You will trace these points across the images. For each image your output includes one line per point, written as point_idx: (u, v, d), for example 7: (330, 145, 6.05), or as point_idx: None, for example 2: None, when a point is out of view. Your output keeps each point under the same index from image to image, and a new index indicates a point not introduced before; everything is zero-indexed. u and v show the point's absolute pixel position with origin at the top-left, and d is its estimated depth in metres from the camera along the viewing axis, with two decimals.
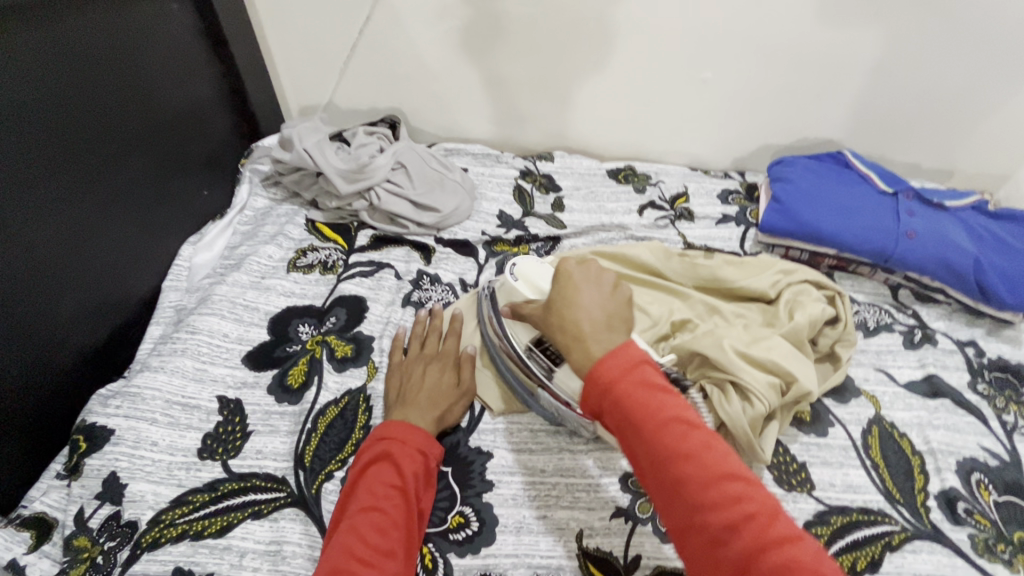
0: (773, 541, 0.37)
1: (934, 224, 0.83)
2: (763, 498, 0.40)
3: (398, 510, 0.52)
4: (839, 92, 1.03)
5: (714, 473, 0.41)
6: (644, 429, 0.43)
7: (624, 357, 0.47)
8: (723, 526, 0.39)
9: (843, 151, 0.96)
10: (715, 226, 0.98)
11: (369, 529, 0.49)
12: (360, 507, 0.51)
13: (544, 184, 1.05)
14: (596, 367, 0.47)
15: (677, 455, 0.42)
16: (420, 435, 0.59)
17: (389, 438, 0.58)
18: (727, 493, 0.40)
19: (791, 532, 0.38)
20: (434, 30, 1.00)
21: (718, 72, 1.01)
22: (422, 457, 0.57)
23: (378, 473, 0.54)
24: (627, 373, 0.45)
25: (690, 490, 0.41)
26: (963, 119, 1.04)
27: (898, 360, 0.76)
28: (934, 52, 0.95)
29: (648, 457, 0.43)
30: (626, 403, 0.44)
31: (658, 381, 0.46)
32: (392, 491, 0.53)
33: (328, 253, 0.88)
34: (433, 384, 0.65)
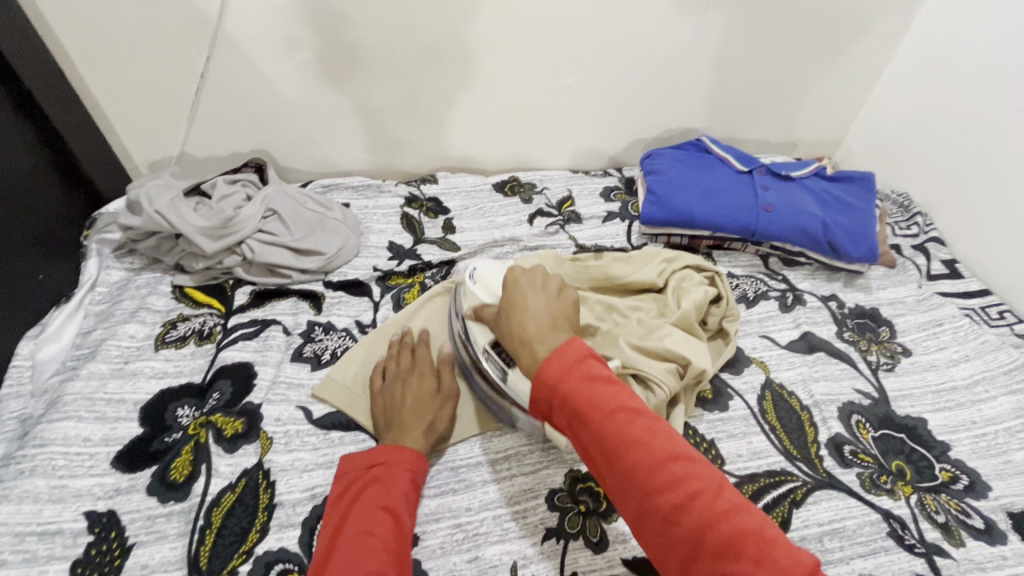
0: (718, 515, 0.38)
1: (786, 195, 0.92)
2: (707, 475, 0.41)
3: (390, 532, 0.50)
4: (689, 84, 1.11)
5: (660, 458, 0.42)
6: (593, 422, 0.45)
7: (567, 355, 0.49)
8: (673, 506, 0.40)
9: (701, 138, 1.03)
10: (602, 224, 1.02)
11: (361, 553, 0.46)
12: (353, 531, 0.49)
13: (431, 208, 1.03)
14: (543, 369, 0.49)
15: (625, 441, 0.43)
16: (410, 454, 0.59)
17: (379, 462, 0.58)
18: (673, 474, 0.41)
19: (737, 503, 0.39)
20: (286, 65, 0.95)
21: (579, 77, 1.05)
22: (412, 477, 0.57)
23: (368, 495, 0.54)
24: (571, 370, 0.48)
25: (638, 476, 0.42)
26: (793, 97, 1.17)
27: (777, 324, 0.83)
28: (759, 39, 1.06)
29: (598, 446, 0.44)
30: (577, 399, 0.46)
31: (604, 375, 0.48)
32: (383, 514, 0.51)
33: (202, 320, 0.80)
34: (416, 396, 0.66)
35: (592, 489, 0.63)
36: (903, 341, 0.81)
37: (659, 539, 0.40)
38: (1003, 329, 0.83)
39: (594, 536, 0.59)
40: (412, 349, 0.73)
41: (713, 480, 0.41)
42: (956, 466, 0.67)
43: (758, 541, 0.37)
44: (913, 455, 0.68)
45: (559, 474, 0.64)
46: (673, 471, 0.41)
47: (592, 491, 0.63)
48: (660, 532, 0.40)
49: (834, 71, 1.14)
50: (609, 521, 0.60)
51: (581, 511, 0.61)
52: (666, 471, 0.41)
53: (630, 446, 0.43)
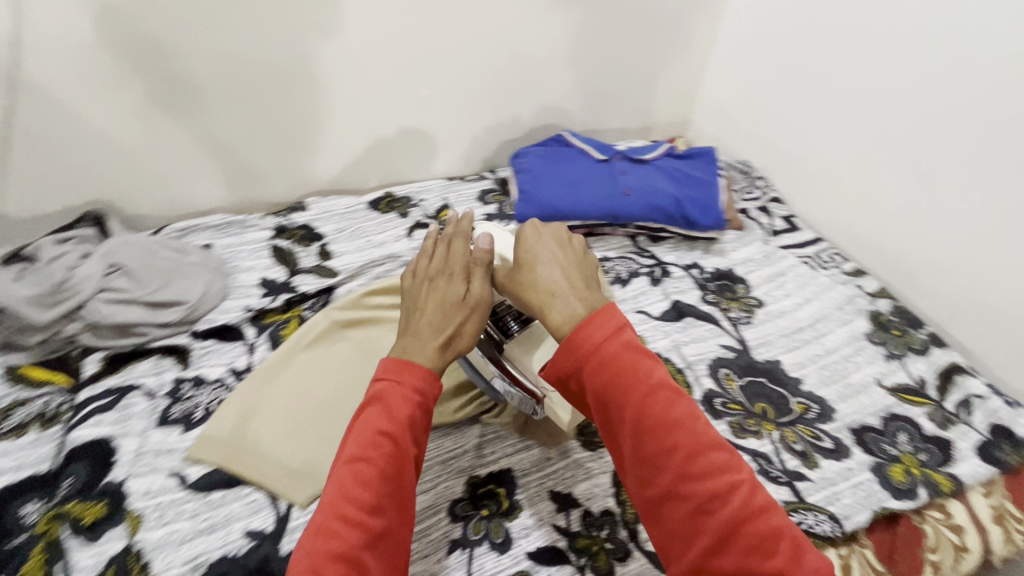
0: (754, 510, 0.42)
1: (642, 177, 0.98)
2: (742, 470, 0.44)
3: (386, 457, 0.46)
4: (543, 83, 1.15)
5: (701, 446, 0.44)
6: (636, 397, 0.45)
7: (602, 323, 0.49)
8: (710, 495, 0.42)
9: (561, 133, 1.08)
10: (481, 227, 1.03)
11: (353, 485, 0.45)
12: (347, 458, 0.47)
13: (303, 236, 0.99)
14: (580, 332, 0.49)
15: (668, 423, 0.44)
16: (421, 370, 0.52)
17: (384, 377, 0.51)
18: (713, 462, 0.43)
19: (765, 500, 0.43)
20: (108, 105, 0.86)
21: (435, 87, 1.06)
22: (420, 397, 0.51)
23: (369, 418, 0.49)
24: (614, 340, 0.48)
25: (679, 459, 0.43)
26: (639, 86, 1.26)
27: (650, 298, 0.89)
28: (598, 35, 1.13)
29: (634, 421, 0.45)
30: (618, 373, 0.46)
31: (645, 350, 0.49)
32: (381, 438, 0.47)
33: (45, 401, 0.71)
34: (438, 303, 0.58)
35: (493, 492, 0.64)
36: (757, 295, 0.90)
37: (684, 522, 0.43)
38: (834, 270, 0.94)
39: (498, 537, 0.60)
40: (446, 243, 0.64)
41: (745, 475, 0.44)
42: (808, 398, 0.75)
43: (787, 540, 0.41)
44: (773, 395, 0.76)
45: (459, 484, 0.64)
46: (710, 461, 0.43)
47: (493, 493, 0.64)
48: (687, 516, 0.42)
49: (670, 58, 1.24)
50: (510, 520, 0.61)
51: (485, 515, 0.62)
52: (707, 460, 0.43)
53: (670, 428, 0.44)
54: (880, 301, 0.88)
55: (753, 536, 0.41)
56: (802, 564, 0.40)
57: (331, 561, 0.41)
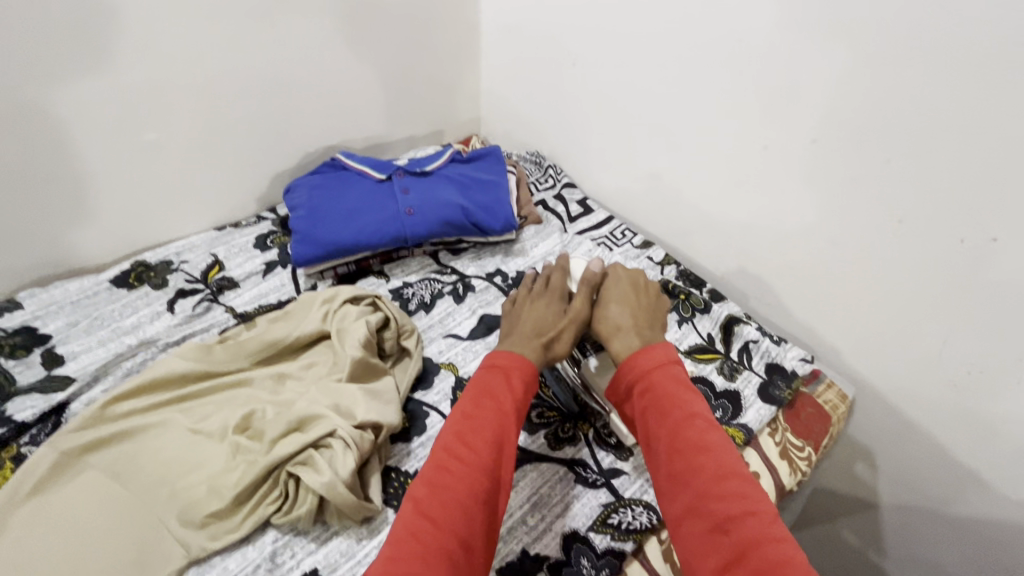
0: (770, 537, 0.43)
1: (426, 191, 0.92)
2: (770, 504, 0.46)
3: (481, 443, 0.51)
4: (305, 102, 1.03)
5: (725, 471, 0.48)
6: (672, 413, 0.53)
7: (657, 355, 0.59)
8: (726, 515, 0.45)
9: (336, 156, 0.98)
10: (263, 279, 0.90)
11: (453, 447, 0.51)
12: (449, 429, 0.54)
13: (18, 344, 0.78)
14: (637, 359, 0.59)
15: (697, 444, 0.50)
16: (524, 363, 0.60)
17: (492, 364, 0.60)
18: (732, 486, 0.47)
19: (789, 537, 0.44)
20: None
21: (159, 130, 0.88)
22: (527, 385, 0.59)
23: (481, 391, 0.57)
24: (662, 367, 0.58)
25: (702, 477, 0.48)
26: (419, 88, 1.19)
27: (457, 318, 0.84)
28: (351, 44, 1.03)
29: (669, 438, 0.52)
30: (661, 392, 0.55)
31: (690, 383, 0.57)
32: (489, 413, 0.54)
33: None
34: (540, 315, 0.69)
35: None
36: None
37: (700, 544, 0.45)
38: (625, 246, 0.98)
39: None
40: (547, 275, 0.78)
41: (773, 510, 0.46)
42: None
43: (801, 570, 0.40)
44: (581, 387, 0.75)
45: None
46: (732, 486, 0.47)
47: None
48: (707, 535, 0.45)
49: (441, 58, 1.19)
50: None
51: None
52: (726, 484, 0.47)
53: (698, 451, 0.50)
54: (667, 268, 0.93)
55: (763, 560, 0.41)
56: None
57: (416, 515, 0.46)
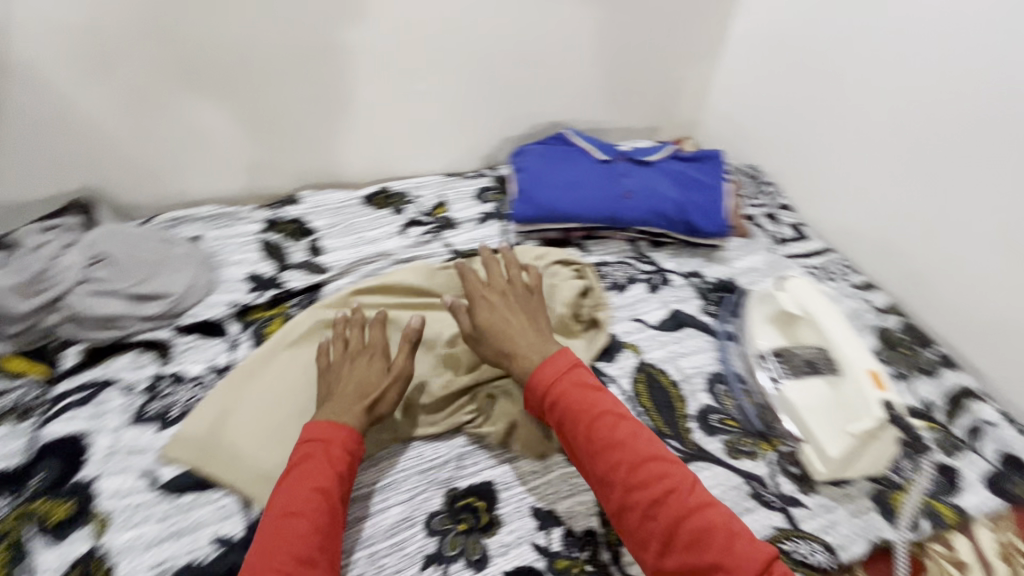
0: (689, 511, 0.49)
1: (644, 180, 0.95)
2: (684, 475, 0.52)
3: (338, 477, 0.55)
4: (550, 78, 1.12)
5: (643, 459, 0.53)
6: (583, 421, 0.55)
7: (553, 367, 0.60)
8: (650, 503, 0.50)
9: (564, 131, 1.05)
10: (478, 227, 1.00)
11: (302, 529, 0.51)
12: (281, 510, 0.52)
13: (294, 230, 0.97)
14: (535, 376, 0.60)
15: (612, 443, 0.54)
16: (348, 432, 0.59)
17: (318, 437, 0.58)
18: (651, 472, 0.52)
19: (705, 501, 0.51)
20: (96, 92, 0.85)
21: (433, 81, 1.03)
22: (349, 456, 0.58)
23: (308, 472, 0.55)
24: (564, 375, 0.59)
25: (624, 473, 0.52)
26: (650, 82, 1.22)
27: (647, 306, 0.86)
28: (606, 30, 1.09)
29: (587, 446, 0.55)
30: (566, 400, 0.57)
31: (590, 382, 0.59)
32: (314, 494, 0.53)
33: (23, 393, 0.70)
34: (364, 373, 0.65)
35: (473, 505, 0.62)
36: None
37: (638, 532, 0.51)
38: (841, 282, 0.91)
39: (475, 554, 0.58)
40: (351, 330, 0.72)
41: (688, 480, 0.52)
42: None
43: (730, 538, 0.48)
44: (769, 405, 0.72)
45: (439, 497, 0.62)
46: (655, 468, 0.52)
47: (473, 507, 0.61)
48: (640, 525, 0.51)
49: (681, 59, 1.21)
50: (489, 535, 0.59)
51: (462, 530, 0.60)
52: (651, 471, 0.52)
53: (617, 447, 0.54)
54: (890, 316, 0.85)
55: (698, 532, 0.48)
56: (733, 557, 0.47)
57: (301, 525, 0.51)
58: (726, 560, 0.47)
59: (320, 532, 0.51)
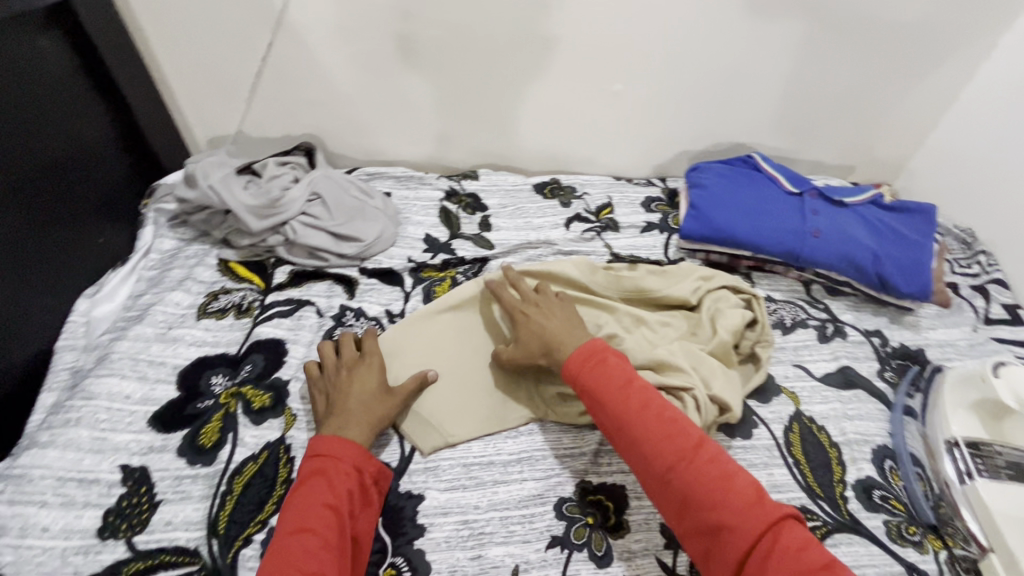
0: (705, 475, 0.50)
1: (836, 221, 0.88)
2: (701, 443, 0.53)
3: (346, 494, 0.55)
4: (748, 97, 1.08)
5: (658, 430, 0.54)
6: (606, 398, 0.58)
7: (585, 346, 0.63)
8: (667, 469, 0.52)
9: (752, 155, 1.00)
10: (641, 234, 1.00)
11: (304, 553, 0.48)
12: (290, 528, 0.51)
13: (469, 204, 1.04)
14: (566, 359, 0.63)
15: (631, 416, 0.56)
16: (357, 449, 0.59)
17: (319, 455, 0.57)
18: (666, 442, 0.53)
19: (721, 466, 0.51)
20: (342, 54, 0.98)
21: (630, 83, 1.04)
22: (357, 473, 0.57)
23: (312, 490, 0.54)
24: (588, 357, 0.61)
25: (642, 443, 0.54)
26: (857, 118, 1.13)
27: (814, 354, 0.80)
28: (824, 57, 1.02)
29: (611, 421, 0.57)
30: (592, 379, 0.59)
31: (613, 360, 0.61)
32: (325, 511, 0.52)
33: (242, 295, 0.83)
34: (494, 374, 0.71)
35: (603, 503, 0.63)
36: None
37: (661, 498, 0.52)
38: None
39: (599, 549, 0.59)
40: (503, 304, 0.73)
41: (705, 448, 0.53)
42: None
43: (740, 501, 0.48)
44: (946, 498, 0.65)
45: (571, 485, 0.64)
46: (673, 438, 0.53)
47: (602, 505, 0.62)
48: (661, 490, 0.52)
49: (902, 96, 1.10)
50: (615, 537, 0.60)
51: (589, 523, 0.61)
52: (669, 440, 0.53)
53: (641, 417, 0.55)
54: None
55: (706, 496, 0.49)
56: (741, 517, 0.47)
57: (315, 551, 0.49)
58: (730, 519, 0.47)
59: (329, 549, 0.50)
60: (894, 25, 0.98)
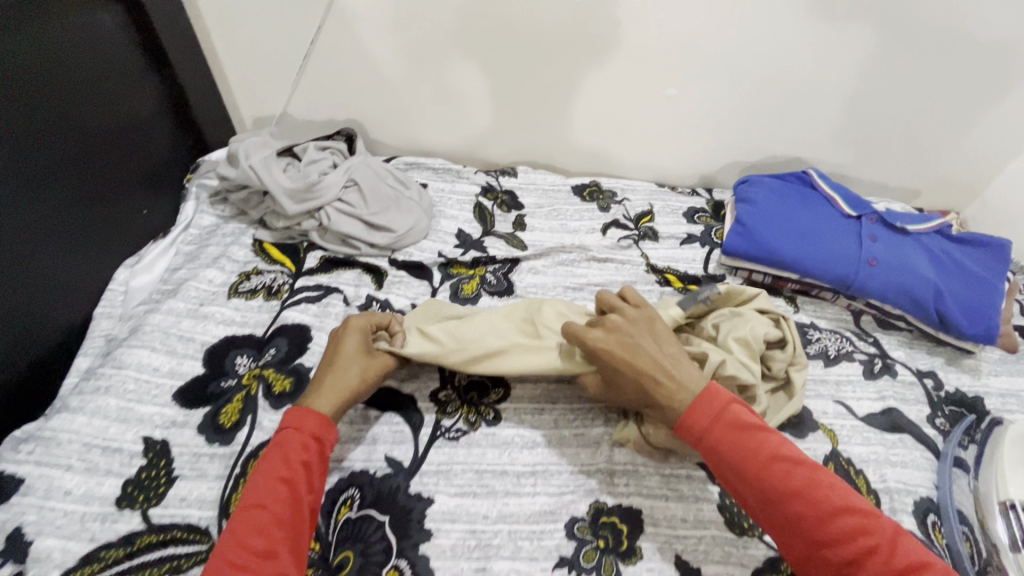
0: (899, 571, 0.42)
1: (896, 250, 0.82)
2: (884, 528, 0.45)
3: (301, 465, 0.53)
4: (808, 110, 1.02)
5: (827, 511, 0.46)
6: (751, 474, 0.49)
7: (708, 405, 0.53)
8: (845, 560, 0.44)
9: (808, 171, 0.94)
10: (679, 246, 0.96)
11: (247, 530, 0.47)
12: (247, 502, 0.50)
13: (506, 201, 1.02)
14: (686, 419, 0.54)
15: (787, 495, 0.47)
16: (316, 417, 0.56)
17: (285, 426, 0.56)
18: (842, 528, 0.45)
19: (915, 559, 0.43)
20: (390, 41, 0.96)
21: (682, 87, 1.00)
22: (316, 443, 0.55)
23: (269, 462, 0.53)
24: (718, 418, 0.53)
25: (806, 527, 0.46)
26: (928, 140, 1.05)
27: (858, 391, 0.75)
28: (897, 72, 0.95)
29: (757, 498, 0.49)
30: (728, 446, 0.51)
31: (748, 420, 0.52)
32: (279, 485, 0.50)
33: (273, 277, 0.84)
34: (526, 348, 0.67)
35: (616, 525, 0.60)
36: None
37: None
38: None
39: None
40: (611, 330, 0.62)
41: (887, 531, 0.45)
42: None
43: None
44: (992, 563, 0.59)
45: (584, 503, 0.62)
46: (849, 523, 0.45)
47: (615, 527, 0.60)
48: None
49: (986, 119, 1.01)
50: (627, 564, 0.57)
51: (599, 547, 0.58)
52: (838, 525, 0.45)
53: (798, 496, 0.47)
54: None
55: None
56: None
57: (257, 534, 0.47)
58: None
59: (282, 527, 0.49)
60: (981, 42, 0.90)
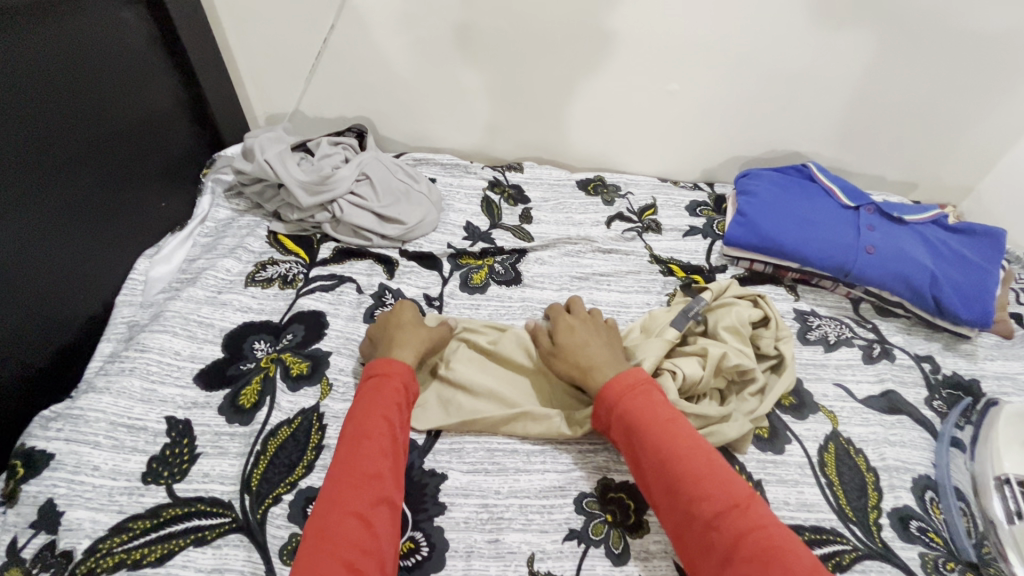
0: (751, 525, 0.46)
1: (893, 239, 0.84)
2: (748, 495, 0.49)
3: (396, 405, 0.58)
4: (808, 106, 1.05)
5: (704, 472, 0.50)
6: (647, 435, 0.54)
7: (627, 380, 0.59)
8: (711, 513, 0.47)
9: (807, 164, 0.97)
10: (682, 238, 0.98)
11: (361, 456, 0.52)
12: (351, 434, 0.54)
13: (512, 195, 1.05)
14: (605, 388, 0.60)
15: (673, 454, 0.52)
16: (403, 367, 0.62)
17: (376, 372, 0.61)
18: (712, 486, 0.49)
19: (769, 521, 0.47)
20: (400, 38, 0.99)
21: (685, 83, 1.02)
22: (406, 389, 0.60)
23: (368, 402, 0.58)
24: (631, 390, 0.58)
25: (683, 483, 0.50)
26: (925, 134, 1.08)
27: (857, 375, 0.77)
28: (895, 67, 0.98)
29: (650, 458, 0.53)
30: (633, 411, 0.56)
31: (656, 398, 0.58)
32: (382, 420, 0.55)
33: (288, 267, 0.86)
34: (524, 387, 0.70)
35: (623, 500, 0.62)
36: None
37: (698, 542, 0.47)
38: None
39: (616, 547, 0.58)
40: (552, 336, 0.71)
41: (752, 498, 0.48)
42: None
43: (782, 553, 0.43)
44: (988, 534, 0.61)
45: (592, 480, 0.64)
46: (717, 483, 0.49)
47: (623, 502, 0.62)
48: (699, 533, 0.47)
49: (982, 113, 1.03)
50: (634, 536, 0.59)
51: (608, 520, 0.60)
52: (709, 483, 0.49)
53: (680, 458, 0.51)
54: None
55: (747, 545, 0.44)
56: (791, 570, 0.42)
57: (367, 459, 0.52)
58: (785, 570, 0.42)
59: (387, 455, 0.53)
60: (976, 37, 0.93)
